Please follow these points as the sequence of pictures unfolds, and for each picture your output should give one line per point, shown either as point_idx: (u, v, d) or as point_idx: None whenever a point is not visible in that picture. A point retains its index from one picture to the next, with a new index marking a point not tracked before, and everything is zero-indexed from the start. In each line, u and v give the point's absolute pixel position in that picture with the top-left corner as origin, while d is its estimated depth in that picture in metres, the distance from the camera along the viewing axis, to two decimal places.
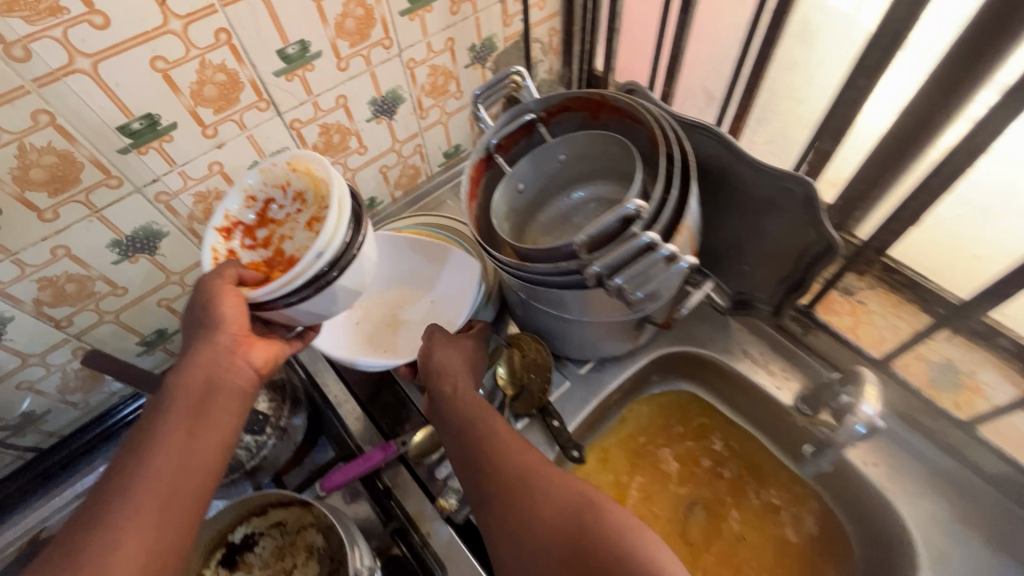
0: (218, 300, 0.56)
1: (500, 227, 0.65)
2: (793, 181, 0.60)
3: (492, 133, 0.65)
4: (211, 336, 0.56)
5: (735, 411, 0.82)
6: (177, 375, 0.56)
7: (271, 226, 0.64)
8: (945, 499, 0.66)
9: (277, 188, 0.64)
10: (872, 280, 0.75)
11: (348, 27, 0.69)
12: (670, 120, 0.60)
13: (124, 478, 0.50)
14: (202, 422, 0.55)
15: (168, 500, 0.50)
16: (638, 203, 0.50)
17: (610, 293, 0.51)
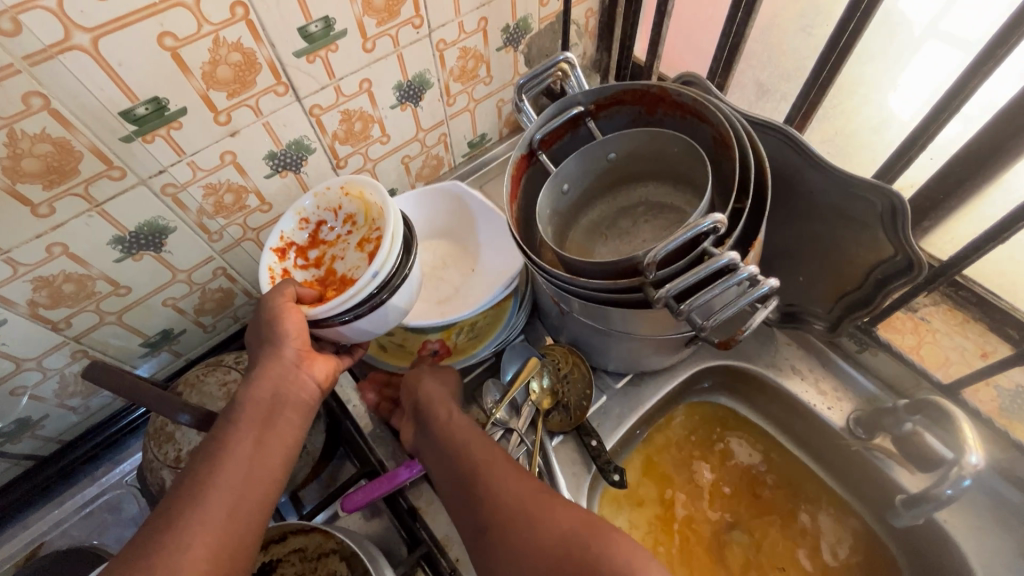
0: (281, 316, 0.55)
1: (544, 232, 0.59)
2: (874, 190, 0.54)
3: (537, 128, 0.58)
4: (279, 350, 0.54)
5: (778, 428, 0.77)
6: (246, 386, 0.53)
7: (322, 246, 0.67)
8: (1013, 536, 0.61)
9: (329, 211, 0.67)
10: (936, 295, 0.70)
11: (376, 4, 0.62)
12: (742, 119, 0.53)
13: (189, 488, 0.47)
14: (268, 434, 0.51)
15: (232, 514, 0.46)
16: (717, 219, 0.44)
17: (679, 317, 0.46)
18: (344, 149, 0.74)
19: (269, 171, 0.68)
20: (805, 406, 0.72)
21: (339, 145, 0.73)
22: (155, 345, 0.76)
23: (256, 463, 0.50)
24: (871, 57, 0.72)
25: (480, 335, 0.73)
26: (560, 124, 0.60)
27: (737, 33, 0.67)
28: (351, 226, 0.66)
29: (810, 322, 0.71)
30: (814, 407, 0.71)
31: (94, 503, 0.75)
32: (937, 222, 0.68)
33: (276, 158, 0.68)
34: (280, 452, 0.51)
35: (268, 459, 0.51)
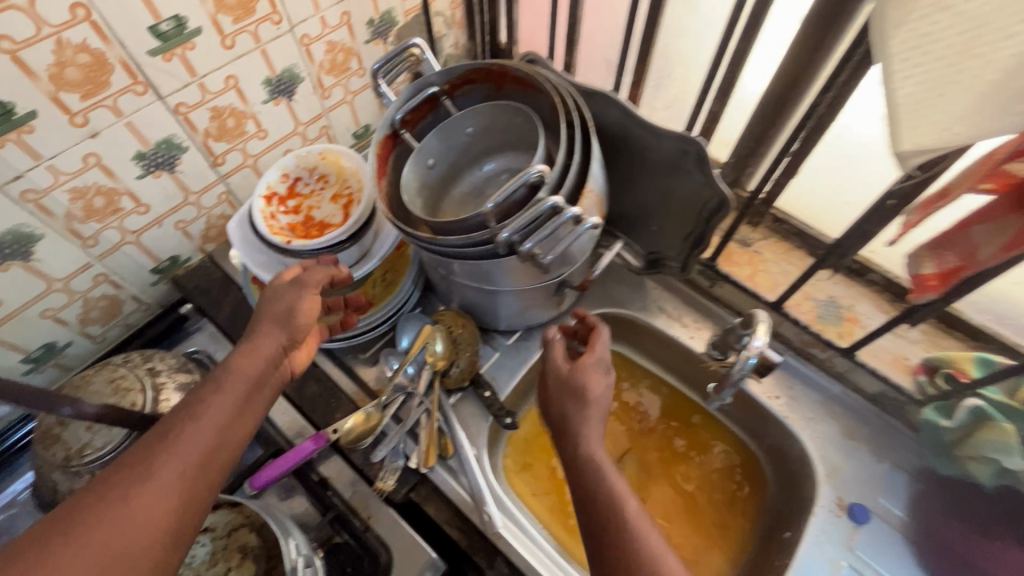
0: (300, 294, 0.56)
1: (411, 203, 0.65)
2: (686, 141, 0.64)
3: (396, 109, 0.63)
4: (273, 326, 0.54)
5: (659, 364, 0.87)
6: (250, 338, 0.52)
7: (298, 198, 0.73)
8: (835, 419, 0.74)
9: (305, 169, 0.74)
10: (766, 231, 0.82)
11: (229, 1, 0.65)
12: (568, 88, 0.61)
13: (186, 415, 0.44)
14: (264, 380, 0.51)
15: (221, 442, 0.44)
16: (541, 168, 0.51)
17: (521, 257, 0.54)
18: (219, 146, 0.76)
19: (140, 172, 0.69)
20: (673, 338, 0.82)
21: (214, 142, 0.75)
22: (38, 360, 0.74)
23: (251, 402, 0.49)
24: None
25: (395, 282, 0.76)
26: (419, 104, 0.66)
27: None
28: (327, 182, 0.73)
29: (668, 265, 0.81)
30: (678, 339, 0.81)
31: None
32: (756, 167, 0.80)
33: (146, 158, 0.68)
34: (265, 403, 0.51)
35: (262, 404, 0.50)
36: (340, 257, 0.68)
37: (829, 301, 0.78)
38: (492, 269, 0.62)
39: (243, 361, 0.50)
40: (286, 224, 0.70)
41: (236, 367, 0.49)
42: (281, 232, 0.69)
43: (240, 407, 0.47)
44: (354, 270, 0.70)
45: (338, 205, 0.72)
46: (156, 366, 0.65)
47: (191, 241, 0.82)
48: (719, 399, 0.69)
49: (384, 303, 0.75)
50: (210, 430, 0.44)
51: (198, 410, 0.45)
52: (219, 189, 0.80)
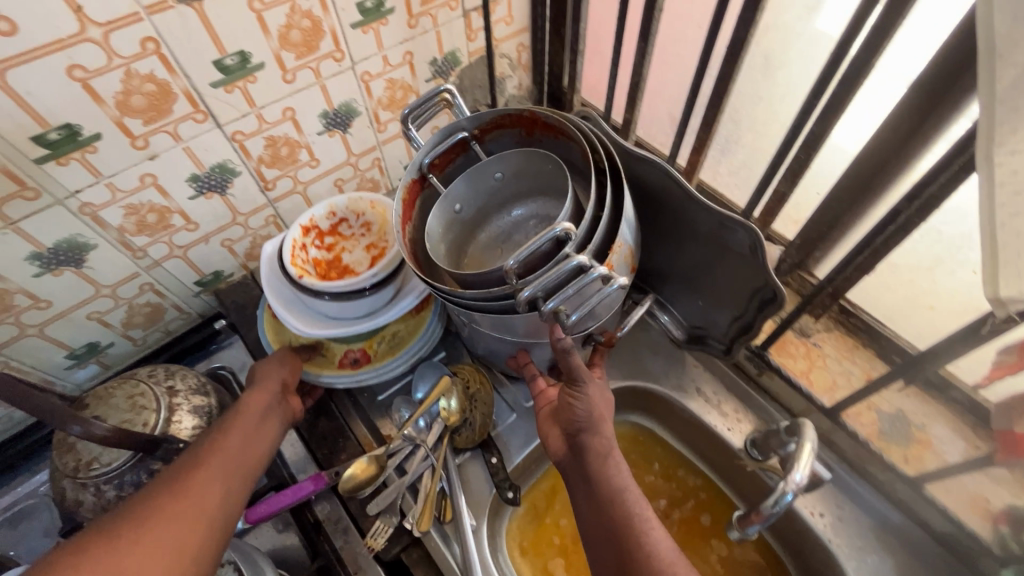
0: (281, 360, 0.68)
1: (435, 252, 0.63)
2: (735, 223, 0.58)
3: (425, 154, 0.62)
4: (271, 377, 0.65)
5: (690, 448, 0.79)
6: (243, 396, 0.62)
7: (337, 238, 0.74)
8: (892, 555, 0.63)
9: (352, 213, 0.74)
10: (830, 322, 0.74)
11: (293, 39, 0.66)
12: (601, 136, 0.58)
13: (185, 463, 0.54)
14: (262, 428, 0.61)
15: (241, 466, 0.56)
16: (567, 226, 0.47)
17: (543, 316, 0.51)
18: (271, 172, 0.78)
19: (193, 192, 0.71)
20: (708, 427, 0.74)
21: (266, 168, 0.77)
22: (81, 357, 0.78)
23: (252, 444, 0.58)
24: None
25: (400, 345, 0.74)
26: (449, 148, 0.64)
27: (637, 72, 0.72)
28: (369, 230, 0.73)
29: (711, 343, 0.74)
30: (715, 429, 0.74)
31: (8, 511, 0.73)
32: (825, 251, 0.72)
33: (199, 180, 0.71)
34: (268, 446, 0.60)
35: (260, 448, 0.59)
36: (354, 305, 0.66)
37: (896, 415, 0.68)
38: (508, 324, 0.58)
39: (240, 420, 0.59)
40: (313, 259, 0.71)
41: (235, 419, 0.59)
42: (304, 265, 0.70)
43: (241, 451, 0.57)
44: (365, 322, 0.67)
45: (370, 254, 0.72)
46: (175, 386, 0.66)
47: (235, 258, 0.84)
48: (743, 533, 0.60)
49: (381, 362, 0.73)
50: (216, 471, 0.53)
51: (204, 457, 0.54)
52: (267, 212, 0.82)
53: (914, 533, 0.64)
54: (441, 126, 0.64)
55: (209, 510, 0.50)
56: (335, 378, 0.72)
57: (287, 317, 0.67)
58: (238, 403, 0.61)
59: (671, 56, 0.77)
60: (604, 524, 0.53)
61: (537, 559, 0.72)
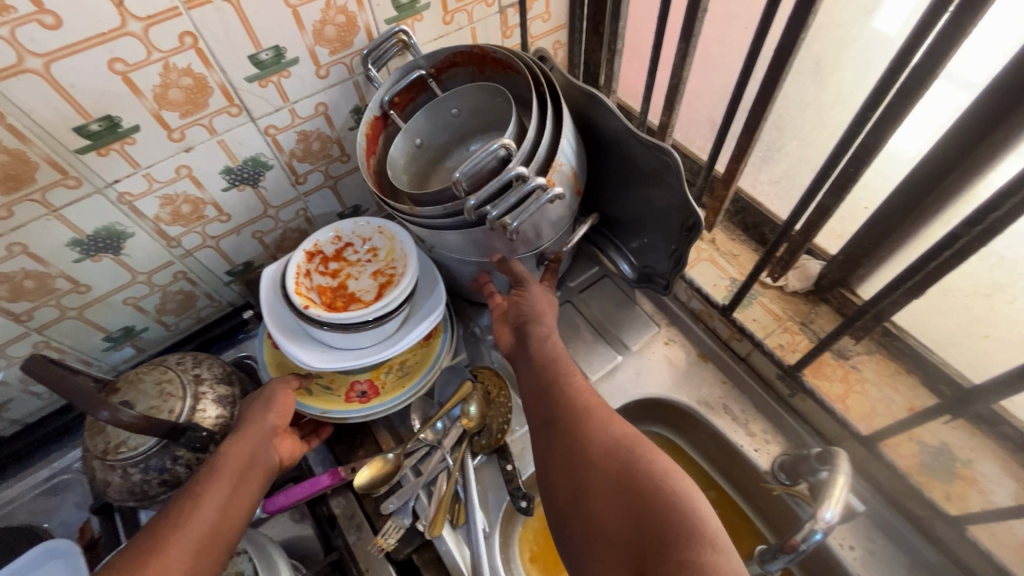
0: (273, 398, 0.65)
1: (397, 180, 0.70)
2: (668, 155, 0.62)
3: (385, 92, 0.68)
4: (262, 418, 0.62)
5: (714, 466, 0.76)
6: (225, 445, 0.59)
7: (342, 263, 0.73)
8: None
9: (359, 238, 0.74)
10: (871, 345, 0.70)
11: (328, 34, 0.66)
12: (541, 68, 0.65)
13: (156, 534, 0.51)
14: (240, 491, 0.57)
15: (214, 536, 0.53)
16: (506, 141, 0.55)
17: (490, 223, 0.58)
18: (302, 166, 0.78)
19: (226, 184, 0.72)
20: (733, 446, 0.71)
21: (298, 162, 0.77)
22: (117, 340, 0.81)
23: (231, 506, 0.55)
24: None
25: (409, 375, 0.73)
26: (407, 87, 0.70)
27: (677, 74, 0.69)
28: (374, 256, 0.73)
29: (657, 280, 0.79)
30: (741, 449, 0.71)
31: (45, 484, 0.77)
32: (871, 269, 0.68)
33: (232, 173, 0.72)
34: (244, 515, 0.56)
35: (233, 523, 0.55)
36: (357, 337, 0.67)
37: (940, 448, 0.64)
38: (466, 245, 0.65)
39: (213, 487, 0.55)
40: (317, 286, 0.70)
41: (210, 481, 0.55)
42: (307, 292, 0.69)
43: (211, 526, 0.53)
44: (369, 353, 0.68)
45: (376, 282, 0.71)
46: (201, 374, 0.68)
47: (265, 250, 0.85)
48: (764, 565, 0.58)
49: (390, 395, 0.72)
50: (176, 560, 0.50)
51: (175, 527, 0.52)
52: (298, 206, 0.83)
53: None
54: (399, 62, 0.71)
55: None
56: (343, 414, 0.70)
57: (288, 344, 0.68)
58: (217, 458, 0.58)
59: (715, 58, 0.73)
60: (535, 392, 0.61)
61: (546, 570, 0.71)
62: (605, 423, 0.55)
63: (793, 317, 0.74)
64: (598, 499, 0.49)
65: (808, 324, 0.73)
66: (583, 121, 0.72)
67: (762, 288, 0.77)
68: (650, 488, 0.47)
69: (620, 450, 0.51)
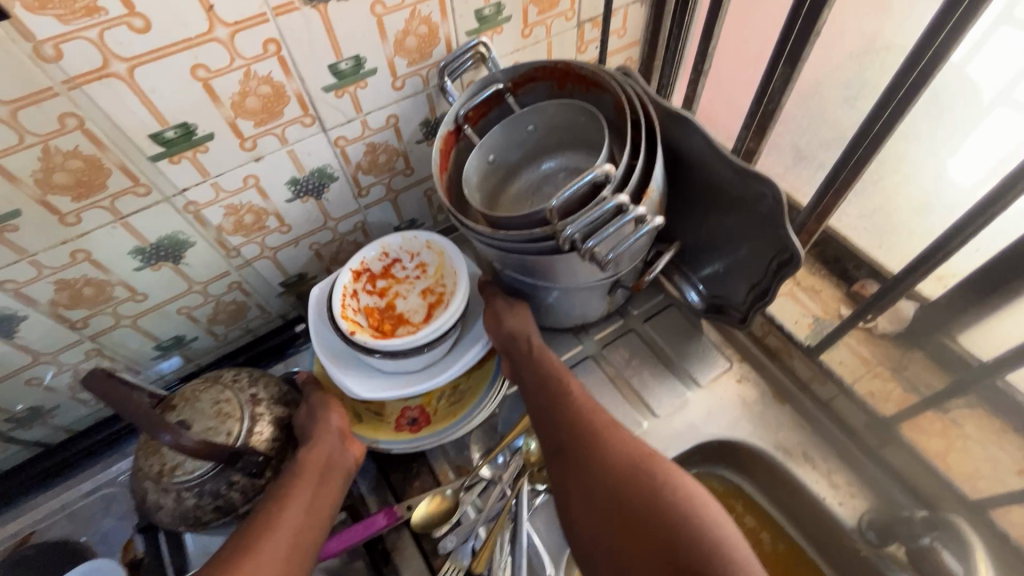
0: (322, 408, 0.65)
1: (470, 197, 0.66)
2: (764, 185, 0.59)
3: (461, 105, 0.65)
4: (326, 421, 0.64)
5: (787, 516, 0.72)
6: (301, 453, 0.61)
7: (390, 280, 0.71)
8: None
9: (407, 253, 0.71)
10: (973, 399, 0.65)
11: (408, 45, 0.63)
12: (633, 87, 0.61)
13: (247, 537, 0.55)
14: (321, 494, 0.60)
15: (301, 534, 0.56)
16: (606, 168, 0.52)
17: (583, 255, 0.55)
18: (366, 178, 0.75)
19: (290, 195, 0.70)
20: (816, 499, 0.67)
21: (363, 174, 0.74)
22: (167, 349, 0.78)
23: (314, 507, 0.59)
24: (918, 136, 0.68)
25: (462, 403, 0.69)
26: (483, 101, 0.67)
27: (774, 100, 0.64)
28: (424, 273, 0.71)
29: (730, 312, 0.75)
30: (824, 502, 0.66)
31: (85, 498, 0.74)
32: (979, 317, 0.63)
33: (298, 184, 0.69)
34: (326, 516, 0.59)
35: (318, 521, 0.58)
36: (401, 365, 0.65)
37: None
38: (545, 271, 0.62)
39: (298, 491, 0.58)
40: (364, 307, 0.69)
41: (292, 486, 0.58)
42: (354, 314, 0.67)
43: (298, 528, 0.57)
44: (415, 382, 0.65)
45: (425, 301, 0.70)
46: (258, 393, 0.64)
47: (320, 262, 0.82)
48: None
49: (442, 424, 0.68)
50: (269, 554, 0.54)
51: (267, 525, 0.55)
52: (357, 218, 0.80)
53: None
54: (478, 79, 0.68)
55: None
56: (392, 443, 0.68)
57: (334, 368, 0.66)
58: (296, 464, 0.60)
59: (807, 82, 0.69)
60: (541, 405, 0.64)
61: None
62: (610, 434, 0.60)
63: (884, 362, 0.69)
64: (617, 510, 0.55)
65: (900, 371, 0.69)
66: (664, 143, 0.68)
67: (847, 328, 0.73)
68: (665, 504, 0.54)
69: (631, 462, 0.57)
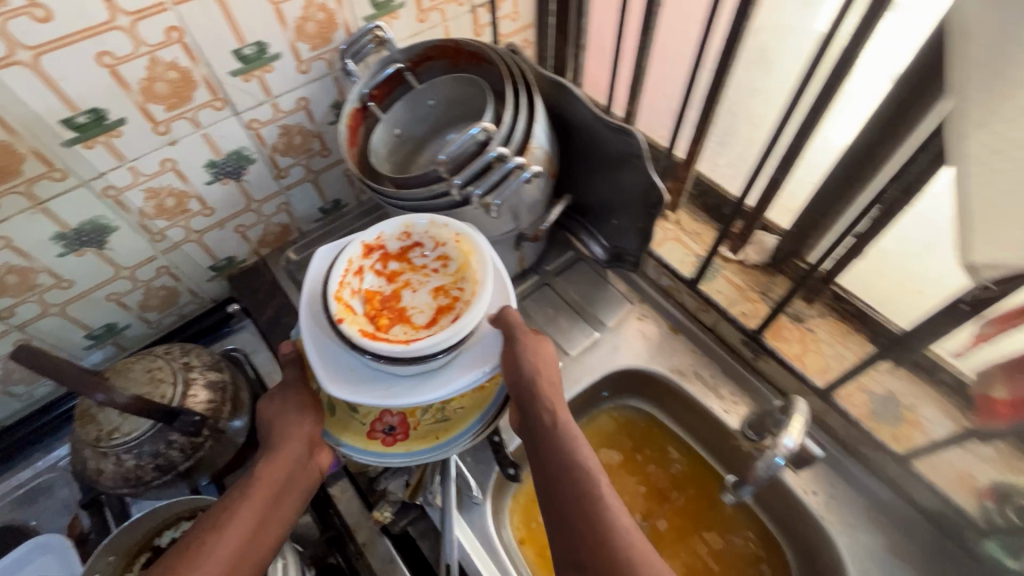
0: (295, 408, 0.63)
1: (379, 167, 0.73)
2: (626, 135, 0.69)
3: (364, 84, 0.72)
4: (300, 423, 0.62)
5: (688, 430, 0.82)
6: (266, 460, 0.60)
7: (405, 264, 0.64)
8: (883, 532, 0.66)
9: (433, 241, 0.64)
10: (824, 308, 0.77)
11: (309, 31, 0.69)
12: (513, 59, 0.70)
13: (192, 542, 0.54)
14: (274, 509, 0.58)
15: (246, 549, 0.55)
16: (484, 125, 0.61)
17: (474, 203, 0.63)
18: (284, 160, 0.81)
19: (210, 178, 0.74)
20: (706, 409, 0.77)
21: (280, 156, 0.79)
22: (99, 338, 0.81)
23: (267, 519, 0.58)
24: None
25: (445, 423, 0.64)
26: (385, 80, 0.74)
27: (639, 66, 0.74)
28: (443, 271, 0.63)
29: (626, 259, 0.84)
30: (713, 412, 0.76)
31: (28, 484, 0.77)
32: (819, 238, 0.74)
33: (216, 166, 0.74)
34: (275, 535, 0.58)
35: (267, 538, 0.57)
36: (378, 378, 0.60)
37: (887, 396, 0.70)
38: (448, 224, 0.69)
39: (254, 498, 0.58)
40: (363, 289, 0.62)
41: (250, 495, 0.57)
42: (351, 296, 0.61)
43: (246, 539, 0.55)
44: (402, 394, 0.59)
45: (434, 301, 0.62)
46: (191, 361, 0.69)
47: (248, 244, 0.87)
48: (736, 494, 0.64)
49: (416, 442, 0.63)
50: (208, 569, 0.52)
51: (213, 537, 0.54)
52: (280, 200, 0.85)
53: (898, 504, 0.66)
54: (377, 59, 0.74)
55: None
56: (355, 448, 0.64)
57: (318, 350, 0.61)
58: (259, 469, 0.60)
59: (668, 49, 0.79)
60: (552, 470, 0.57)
61: (533, 547, 0.76)
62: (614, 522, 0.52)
63: (753, 287, 0.81)
64: None
65: (767, 293, 0.80)
66: (550, 109, 0.77)
67: (724, 262, 0.84)
68: None
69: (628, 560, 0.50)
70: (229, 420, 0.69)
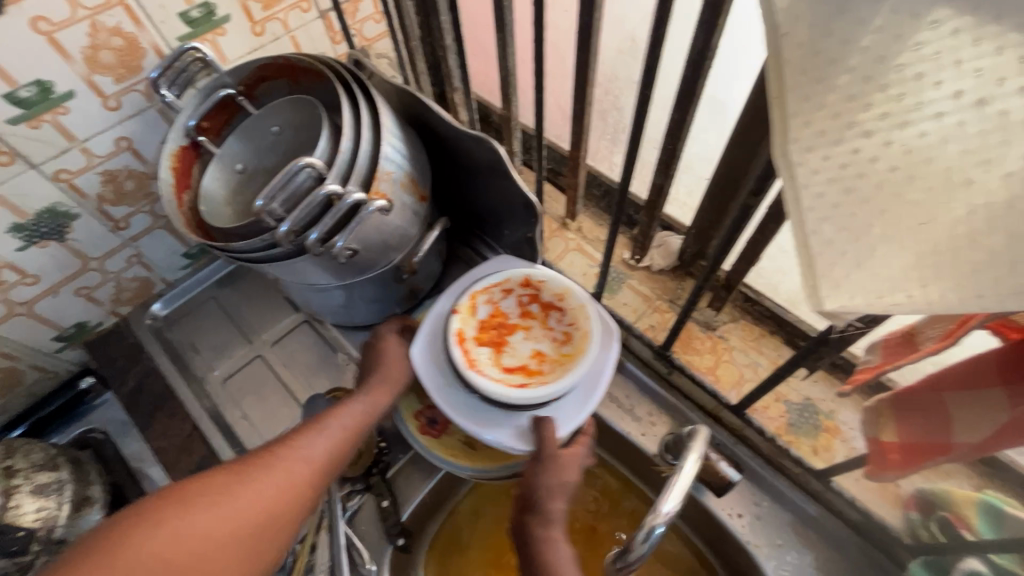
0: (381, 359, 0.59)
1: (217, 211, 0.63)
2: (488, 147, 0.61)
3: (186, 117, 0.61)
4: (399, 371, 0.59)
5: (614, 455, 0.73)
6: (355, 394, 0.56)
7: (535, 320, 0.60)
8: (811, 550, 0.61)
9: (575, 319, 0.59)
10: (736, 313, 0.72)
11: (105, 61, 0.58)
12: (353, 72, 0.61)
13: (267, 452, 0.48)
14: (344, 449, 0.52)
15: (312, 476, 0.48)
16: (308, 161, 0.52)
17: (313, 249, 0.54)
18: (119, 210, 0.70)
19: (20, 244, 0.64)
20: (623, 435, 0.69)
21: (111, 206, 0.69)
22: None
23: (338, 452, 0.51)
24: None
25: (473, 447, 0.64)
26: (214, 108, 0.64)
27: (504, 67, 0.65)
28: (556, 345, 0.59)
29: None
30: (629, 437, 0.68)
31: None
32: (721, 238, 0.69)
33: (24, 230, 0.63)
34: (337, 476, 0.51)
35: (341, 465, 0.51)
36: (485, 414, 0.56)
37: (805, 405, 0.67)
38: (300, 269, 0.60)
39: (333, 422, 0.52)
40: (492, 308, 0.60)
41: (323, 421, 0.52)
42: (481, 304, 0.60)
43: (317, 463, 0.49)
44: (440, 391, 0.57)
45: (527, 363, 0.58)
46: (14, 465, 0.59)
47: (97, 306, 0.76)
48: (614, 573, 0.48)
49: (439, 450, 0.64)
50: (278, 478, 0.46)
51: (283, 452, 0.48)
52: (128, 252, 0.74)
53: (828, 518, 0.61)
54: (206, 83, 0.64)
55: (246, 521, 0.42)
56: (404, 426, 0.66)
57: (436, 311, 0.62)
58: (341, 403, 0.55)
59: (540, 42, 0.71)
60: None
61: None
62: None
63: (661, 296, 0.76)
64: None
65: (676, 301, 0.75)
66: (413, 124, 0.68)
67: (630, 270, 0.78)
68: None
69: None
70: (75, 521, 0.60)
